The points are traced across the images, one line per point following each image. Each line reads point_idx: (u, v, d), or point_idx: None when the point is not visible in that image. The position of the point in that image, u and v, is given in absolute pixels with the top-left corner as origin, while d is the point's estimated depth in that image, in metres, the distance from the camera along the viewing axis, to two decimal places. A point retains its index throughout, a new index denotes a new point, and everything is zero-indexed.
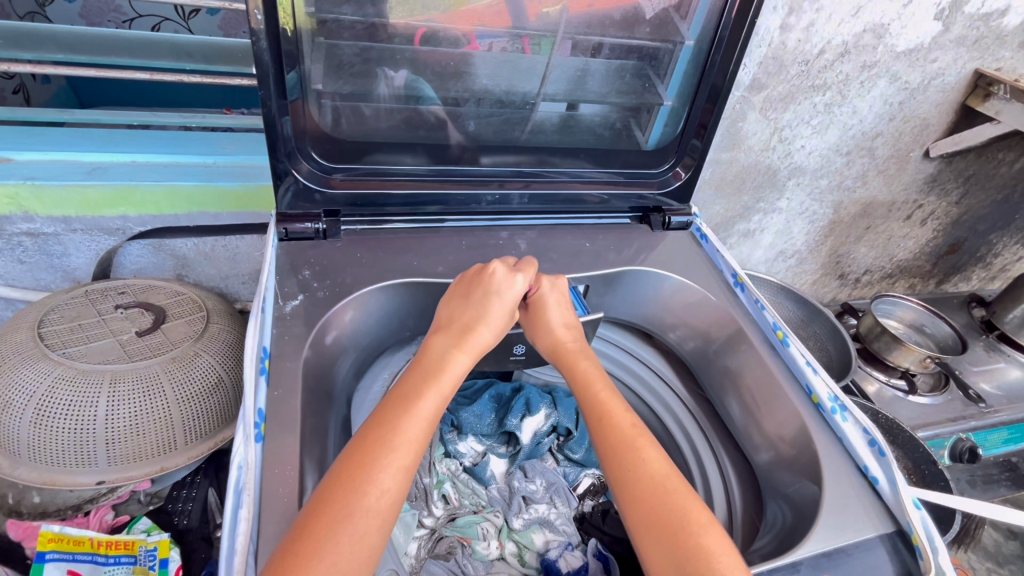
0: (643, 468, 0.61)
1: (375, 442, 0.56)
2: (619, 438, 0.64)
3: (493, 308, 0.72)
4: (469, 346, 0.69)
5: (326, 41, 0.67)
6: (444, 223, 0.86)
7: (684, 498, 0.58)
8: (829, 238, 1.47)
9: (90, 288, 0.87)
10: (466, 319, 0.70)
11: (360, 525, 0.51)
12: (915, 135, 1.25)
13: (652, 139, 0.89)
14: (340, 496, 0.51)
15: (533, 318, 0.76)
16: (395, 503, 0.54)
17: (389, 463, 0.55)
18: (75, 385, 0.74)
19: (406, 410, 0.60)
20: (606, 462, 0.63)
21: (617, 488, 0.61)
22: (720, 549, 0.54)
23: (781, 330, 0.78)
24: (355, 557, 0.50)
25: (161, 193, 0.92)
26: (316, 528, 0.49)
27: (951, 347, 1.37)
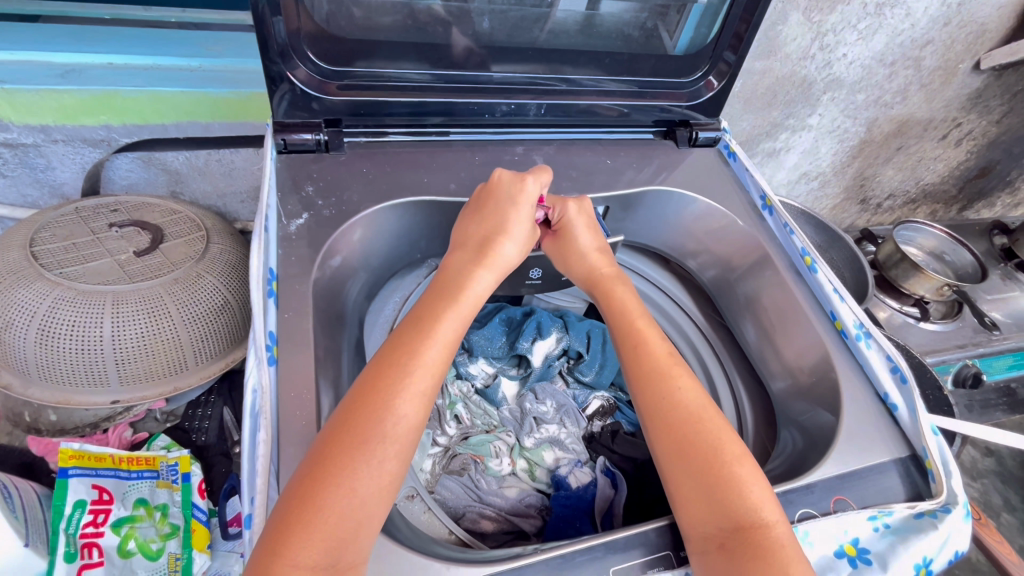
0: (684, 402, 0.59)
1: (392, 367, 0.54)
2: (662, 368, 0.62)
3: (516, 229, 0.68)
4: (489, 266, 0.65)
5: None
6: (454, 136, 0.79)
7: (716, 430, 0.57)
8: (858, 159, 1.38)
9: (81, 206, 0.82)
10: (484, 237, 0.67)
11: (377, 449, 0.49)
12: (968, 43, 1.15)
13: (681, 44, 0.80)
14: (358, 420, 0.50)
15: (564, 247, 0.73)
16: (415, 430, 0.52)
17: (406, 390, 0.53)
18: (76, 306, 0.71)
19: (421, 335, 0.57)
20: (641, 391, 0.61)
21: (647, 415, 0.59)
22: (751, 481, 0.53)
23: (810, 255, 0.75)
24: (375, 482, 0.48)
25: (147, 100, 0.84)
26: (337, 454, 0.48)
27: (970, 275, 1.35)
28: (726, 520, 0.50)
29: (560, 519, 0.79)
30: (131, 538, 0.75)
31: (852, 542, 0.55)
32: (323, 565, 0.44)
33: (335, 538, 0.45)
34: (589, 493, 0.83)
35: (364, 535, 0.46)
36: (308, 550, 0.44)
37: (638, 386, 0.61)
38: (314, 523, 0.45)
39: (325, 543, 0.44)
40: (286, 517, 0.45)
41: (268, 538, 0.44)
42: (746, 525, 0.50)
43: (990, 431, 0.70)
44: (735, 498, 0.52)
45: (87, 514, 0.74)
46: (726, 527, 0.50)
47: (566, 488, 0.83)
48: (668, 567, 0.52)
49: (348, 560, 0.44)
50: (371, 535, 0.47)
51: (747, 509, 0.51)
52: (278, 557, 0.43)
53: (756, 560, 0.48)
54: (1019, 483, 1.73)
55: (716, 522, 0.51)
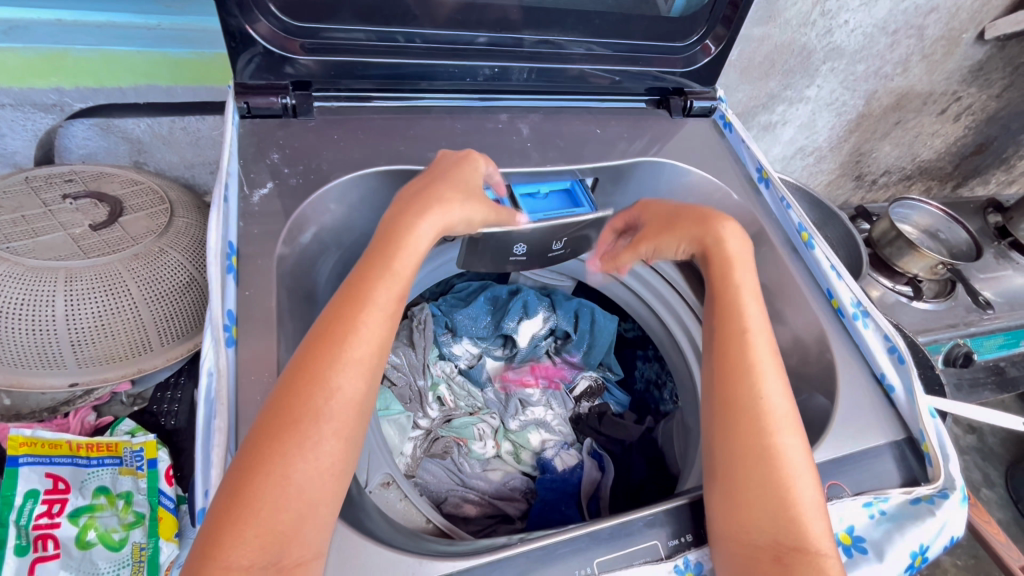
0: (770, 409, 0.55)
1: (324, 339, 0.49)
2: (755, 367, 0.58)
3: (466, 197, 0.61)
4: (432, 217, 0.58)
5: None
6: (433, 103, 0.74)
7: (794, 447, 0.53)
8: (855, 134, 1.34)
9: (32, 175, 0.76)
10: (427, 185, 0.61)
11: (312, 432, 0.45)
12: (973, 12, 1.11)
13: (677, 6, 0.74)
14: (288, 403, 0.45)
15: (662, 222, 0.70)
16: (355, 403, 0.48)
17: (341, 363, 0.48)
18: (26, 283, 0.66)
19: (356, 301, 0.52)
20: (728, 383, 0.57)
21: (726, 410, 0.56)
22: (818, 509, 0.50)
23: (807, 231, 0.72)
24: (314, 467, 0.44)
25: (98, 61, 0.78)
26: (267, 440, 0.44)
27: (964, 254, 1.33)
28: (789, 538, 0.48)
29: (546, 504, 0.77)
30: (91, 528, 0.72)
31: (847, 530, 0.53)
32: (262, 563, 0.41)
33: (273, 533, 0.41)
34: (574, 476, 0.81)
35: (308, 527, 0.42)
36: (242, 550, 0.40)
37: (726, 379, 0.58)
38: (247, 519, 0.41)
39: (263, 539, 0.41)
40: (219, 517, 0.41)
41: (202, 539, 0.41)
42: (806, 547, 0.48)
43: (976, 412, 0.70)
44: (798, 517, 0.49)
45: (40, 505, 0.70)
46: (783, 542, 0.48)
47: (551, 471, 0.81)
48: (657, 559, 0.49)
49: (292, 556, 0.41)
50: (318, 525, 0.43)
51: (808, 530, 0.48)
52: (212, 559, 0.40)
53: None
54: (999, 460, 1.75)
55: (774, 535, 0.49)
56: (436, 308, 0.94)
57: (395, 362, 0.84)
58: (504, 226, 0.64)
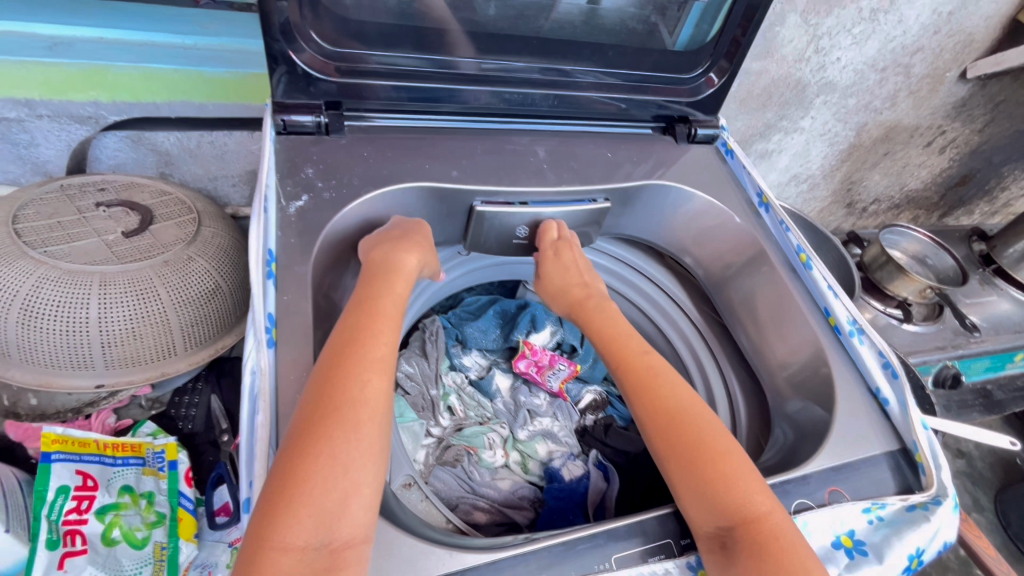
0: (666, 403, 0.59)
1: (347, 340, 0.53)
2: (644, 373, 0.62)
3: (425, 252, 0.67)
4: (413, 247, 0.65)
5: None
6: (457, 125, 0.78)
7: (707, 428, 0.56)
8: (846, 163, 1.41)
9: (66, 183, 0.79)
10: (403, 233, 0.67)
11: (351, 417, 0.48)
12: (956, 52, 1.18)
13: (681, 41, 0.80)
14: (328, 393, 0.49)
15: (553, 287, 0.78)
16: (385, 394, 0.51)
17: (366, 359, 0.52)
18: (62, 286, 0.68)
19: (369, 312, 0.57)
20: (630, 399, 0.62)
21: (641, 420, 0.60)
22: (743, 475, 0.52)
23: (805, 252, 0.76)
24: (357, 450, 0.47)
25: (137, 77, 0.81)
26: (312, 430, 0.46)
27: (951, 278, 1.39)
28: (724, 518, 0.50)
29: (553, 511, 0.78)
30: (115, 526, 0.73)
31: (848, 533, 0.56)
32: (314, 542, 0.42)
33: (325, 512, 0.43)
34: (582, 485, 0.83)
35: (354, 506, 0.45)
36: (296, 529, 0.42)
37: (632, 392, 0.62)
38: (299, 500, 0.43)
39: (315, 518, 0.43)
40: (273, 499, 0.44)
41: (255, 525, 0.43)
42: (745, 518, 0.49)
43: (954, 427, 0.75)
44: (728, 492, 0.51)
45: (70, 500, 0.71)
46: (721, 523, 0.49)
47: (559, 480, 0.83)
48: (669, 556, 0.52)
49: (342, 535, 0.43)
50: (363, 506, 0.45)
51: (740, 502, 0.50)
52: (268, 540, 0.42)
53: (752, 553, 0.47)
54: (988, 485, 1.78)
55: (714, 521, 0.50)
56: (447, 320, 0.99)
57: (409, 371, 0.87)
58: (504, 208, 0.74)
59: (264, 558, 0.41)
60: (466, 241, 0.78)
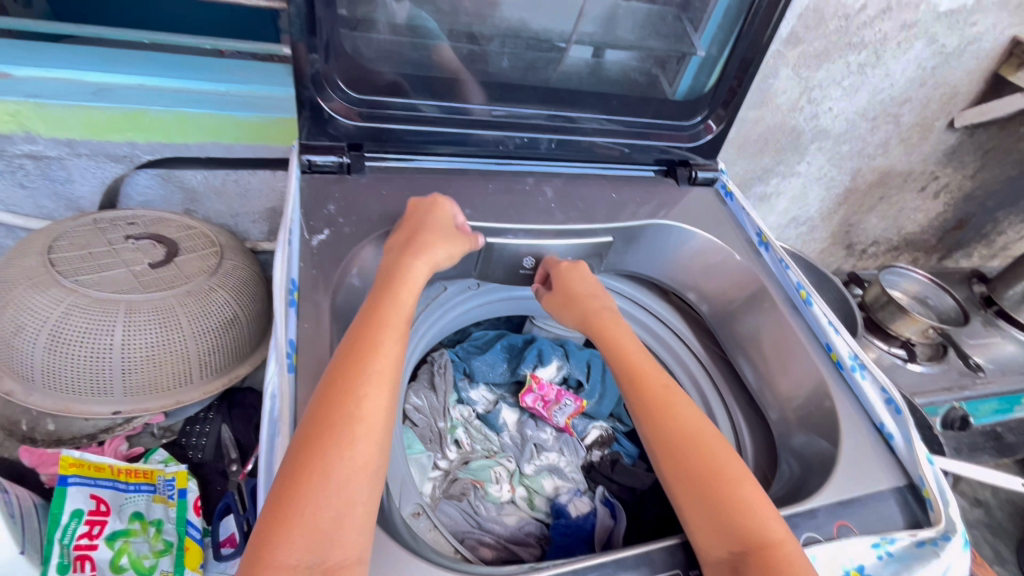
0: (680, 430, 0.61)
1: (347, 355, 0.54)
2: (659, 399, 0.64)
3: (434, 249, 0.67)
4: (420, 252, 0.66)
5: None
6: (470, 166, 0.83)
7: (720, 454, 0.58)
8: (843, 207, 1.46)
9: (99, 217, 0.83)
10: (413, 231, 0.69)
11: (346, 434, 0.49)
12: (943, 104, 1.24)
13: (680, 91, 0.86)
14: (326, 411, 0.50)
15: (567, 296, 0.77)
16: (382, 409, 0.52)
17: (365, 373, 0.53)
18: (89, 314, 0.71)
19: (373, 322, 0.58)
20: (644, 422, 0.64)
21: (652, 443, 0.61)
22: (757, 502, 0.54)
23: (805, 289, 0.78)
24: (350, 467, 0.48)
25: (172, 121, 0.86)
26: (308, 448, 0.48)
27: (953, 318, 1.41)
28: (736, 542, 0.51)
29: (560, 549, 0.78)
30: (124, 553, 0.73)
31: (857, 568, 0.55)
32: (308, 561, 0.44)
33: (317, 532, 0.45)
34: (588, 522, 0.82)
35: (346, 527, 0.46)
36: (289, 549, 0.44)
37: (642, 418, 0.64)
38: (292, 520, 0.45)
39: (307, 538, 0.45)
40: (271, 518, 0.45)
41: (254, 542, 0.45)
42: (757, 543, 0.51)
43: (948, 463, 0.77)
44: (741, 518, 0.53)
45: (82, 525, 0.71)
46: (734, 548, 0.51)
47: (566, 516, 0.82)
48: None
49: (335, 556, 0.44)
50: (354, 527, 0.46)
51: (752, 528, 0.52)
52: (262, 558, 0.43)
53: None
54: (1009, 536, 1.72)
55: (726, 545, 0.51)
56: (454, 353, 1.00)
57: (417, 404, 0.88)
58: (512, 240, 0.78)
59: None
60: (473, 269, 0.82)
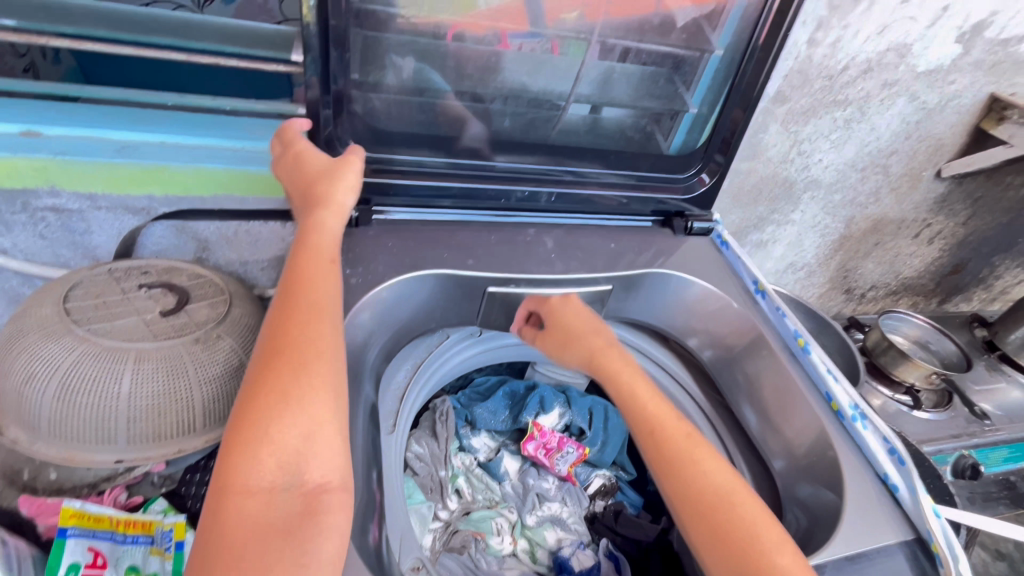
0: (706, 489, 0.61)
1: (287, 298, 0.59)
2: (681, 455, 0.64)
3: (335, 191, 0.67)
4: (330, 201, 0.66)
5: (361, 3, 0.64)
6: (473, 219, 0.86)
7: (749, 514, 0.59)
8: (840, 253, 1.48)
9: (113, 267, 0.86)
10: (307, 177, 0.67)
11: (293, 371, 0.53)
12: (928, 155, 1.29)
13: (674, 145, 0.90)
14: (278, 351, 0.55)
15: (563, 335, 0.78)
16: (323, 346, 0.56)
17: (300, 319, 0.57)
18: (100, 362, 0.73)
19: (295, 275, 0.61)
20: (665, 479, 0.64)
21: (677, 503, 0.62)
22: (792, 566, 0.55)
23: (802, 337, 0.79)
24: (304, 395, 0.53)
25: (191, 175, 0.90)
26: (258, 393, 0.52)
27: (956, 365, 1.39)
28: None
29: None
30: None
31: None
32: (283, 483, 0.49)
33: (287, 457, 0.50)
34: None
35: (314, 446, 0.51)
36: (259, 476, 0.49)
37: (662, 472, 0.64)
38: (261, 454, 0.49)
39: (277, 463, 0.49)
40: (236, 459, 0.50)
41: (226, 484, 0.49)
42: None
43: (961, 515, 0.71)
44: None
45: None
46: None
47: (568, 571, 0.81)
48: None
49: (310, 476, 0.50)
50: (322, 443, 0.52)
51: None
52: (239, 492, 0.48)
53: None
54: None
55: None
56: (456, 400, 0.99)
57: (418, 452, 0.87)
58: (512, 287, 0.80)
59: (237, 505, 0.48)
60: (475, 317, 0.83)
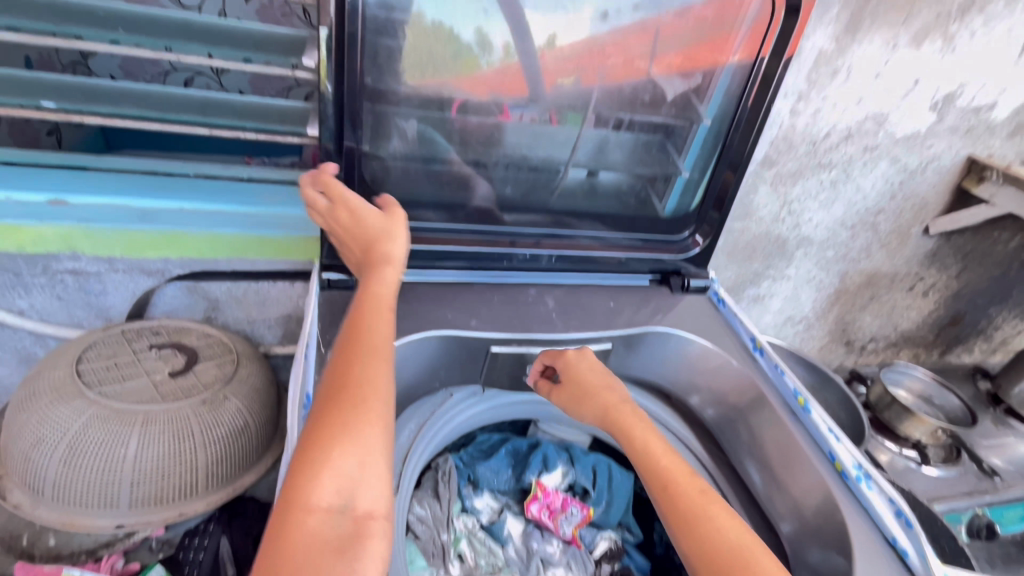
0: (720, 543, 0.59)
1: (354, 331, 0.60)
2: (691, 507, 0.62)
3: (394, 240, 0.69)
4: (389, 248, 0.68)
5: (374, 83, 0.70)
6: (475, 280, 0.89)
7: (768, 571, 0.57)
8: (836, 306, 1.51)
9: (126, 328, 0.88)
10: (370, 225, 0.69)
11: (357, 397, 0.54)
12: (914, 213, 1.34)
13: (669, 207, 0.95)
14: (345, 377, 0.56)
15: (578, 389, 0.77)
16: (384, 379, 0.57)
17: (366, 349, 0.59)
18: (108, 426, 0.74)
19: (360, 310, 0.63)
20: (677, 532, 0.62)
21: (691, 559, 0.60)
22: None
23: (802, 396, 0.79)
24: (365, 423, 0.53)
25: (205, 239, 0.94)
26: (323, 415, 0.53)
27: (961, 420, 1.40)
28: None
29: None
30: None
31: None
32: (338, 505, 0.49)
33: (347, 480, 0.50)
34: None
35: (369, 473, 0.51)
36: (319, 493, 0.49)
37: (674, 524, 0.62)
38: (320, 470, 0.49)
39: (337, 484, 0.49)
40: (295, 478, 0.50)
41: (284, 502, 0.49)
42: None
43: None
44: None
45: None
46: None
47: None
48: None
49: (363, 504, 0.50)
50: (375, 472, 0.52)
51: None
52: (297, 507, 0.48)
53: None
54: None
55: None
56: (459, 458, 0.98)
57: (420, 514, 0.87)
58: (512, 346, 0.82)
59: (295, 521, 0.47)
60: (481, 376, 0.85)
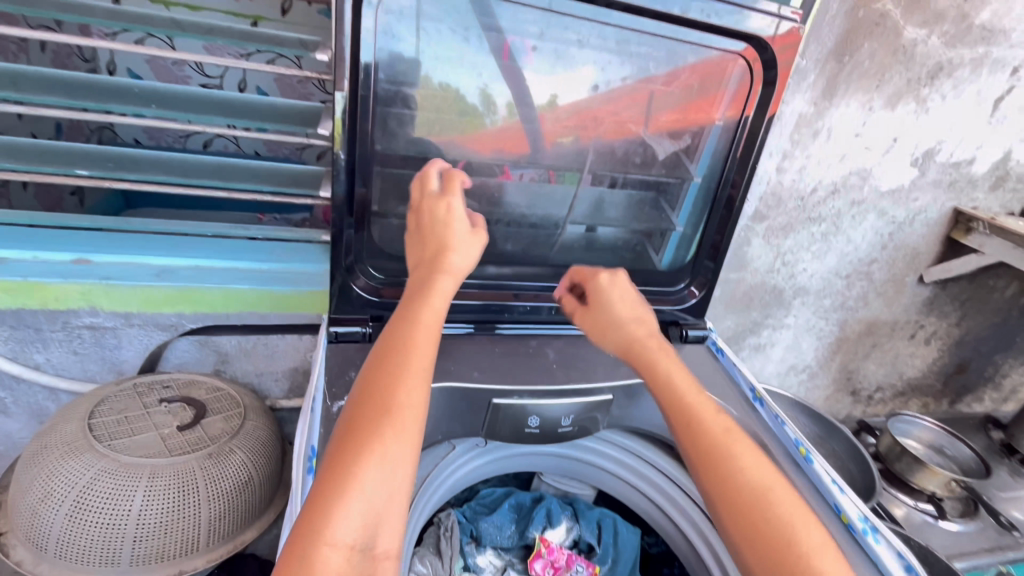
0: (746, 486, 0.63)
1: (405, 346, 0.62)
2: (719, 443, 0.66)
3: (458, 252, 0.71)
4: (448, 266, 0.70)
5: (383, 149, 0.76)
6: (477, 332, 0.91)
7: (791, 519, 0.61)
8: (838, 354, 1.51)
9: (138, 382, 0.91)
10: (440, 231, 0.71)
11: (390, 424, 0.56)
12: (907, 262, 1.37)
13: (665, 259, 0.98)
14: (381, 398, 0.57)
15: (605, 322, 0.81)
16: (418, 409, 0.58)
17: (408, 369, 0.60)
18: (116, 479, 0.75)
19: (405, 323, 0.64)
20: (702, 470, 0.66)
21: (713, 492, 0.65)
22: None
23: (804, 446, 0.80)
24: (397, 449, 0.54)
25: (219, 295, 0.98)
26: (359, 430, 0.55)
27: (975, 471, 1.36)
28: None
29: None
30: None
31: None
32: (360, 543, 0.49)
33: (372, 513, 0.51)
34: None
35: (391, 509, 0.52)
36: (343, 528, 0.49)
37: (701, 464, 0.66)
38: (347, 497, 0.50)
39: (362, 517, 0.50)
40: (319, 503, 0.50)
41: (307, 526, 0.49)
42: None
43: None
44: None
45: None
46: None
47: None
48: None
49: (381, 544, 0.51)
50: (397, 506, 0.53)
51: None
52: (320, 535, 0.48)
53: None
54: None
55: None
56: (462, 513, 0.97)
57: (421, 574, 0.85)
58: (515, 398, 0.81)
59: (317, 553, 0.48)
60: (481, 431, 0.84)
